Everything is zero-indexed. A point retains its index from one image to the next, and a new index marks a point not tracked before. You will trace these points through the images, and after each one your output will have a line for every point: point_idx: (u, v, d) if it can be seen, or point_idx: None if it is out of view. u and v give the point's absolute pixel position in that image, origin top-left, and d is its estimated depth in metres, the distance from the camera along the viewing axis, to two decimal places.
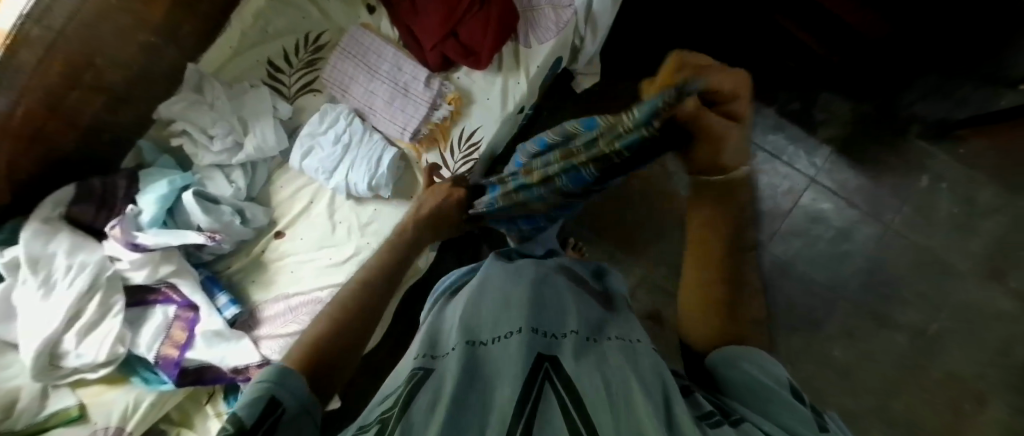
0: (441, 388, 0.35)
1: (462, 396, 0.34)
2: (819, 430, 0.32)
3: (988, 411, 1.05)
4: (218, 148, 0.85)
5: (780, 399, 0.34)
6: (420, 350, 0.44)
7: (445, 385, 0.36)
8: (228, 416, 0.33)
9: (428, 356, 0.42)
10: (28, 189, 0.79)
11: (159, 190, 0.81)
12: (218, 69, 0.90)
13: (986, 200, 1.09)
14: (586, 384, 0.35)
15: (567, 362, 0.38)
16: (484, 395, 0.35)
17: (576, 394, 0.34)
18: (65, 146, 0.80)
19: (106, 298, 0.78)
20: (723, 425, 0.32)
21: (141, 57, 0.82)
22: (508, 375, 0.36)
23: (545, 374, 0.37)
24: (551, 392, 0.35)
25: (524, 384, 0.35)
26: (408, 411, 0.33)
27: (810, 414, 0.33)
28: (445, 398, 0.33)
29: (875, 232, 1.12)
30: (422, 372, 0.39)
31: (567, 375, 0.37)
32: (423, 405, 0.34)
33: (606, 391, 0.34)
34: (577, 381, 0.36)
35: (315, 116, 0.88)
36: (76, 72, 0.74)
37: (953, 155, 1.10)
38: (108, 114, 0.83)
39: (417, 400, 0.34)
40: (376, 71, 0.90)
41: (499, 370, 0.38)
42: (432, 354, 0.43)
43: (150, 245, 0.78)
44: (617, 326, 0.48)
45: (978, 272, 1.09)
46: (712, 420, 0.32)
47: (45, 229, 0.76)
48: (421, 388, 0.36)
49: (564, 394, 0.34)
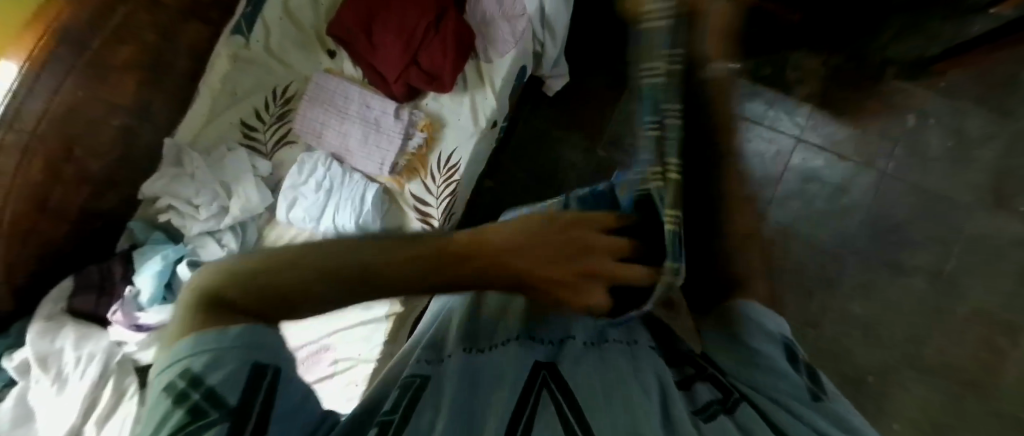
0: (439, 397, 0.34)
1: (462, 407, 0.33)
2: (815, 399, 0.35)
3: (1022, 341, 1.03)
4: (204, 216, 0.87)
5: (778, 371, 0.36)
6: (415, 353, 0.41)
7: (444, 393, 0.34)
8: (195, 391, 0.25)
9: (426, 361, 0.39)
10: (29, 288, 0.81)
11: (154, 267, 0.82)
12: (195, 138, 0.92)
13: (978, 129, 1.08)
14: (586, 391, 0.34)
15: (567, 366, 0.37)
16: (484, 406, 0.33)
17: (577, 396, 0.33)
18: (59, 240, 0.82)
19: (120, 381, 0.79)
20: (719, 417, 0.33)
21: (118, 141, 0.84)
22: (508, 384, 0.35)
23: (544, 380, 0.35)
24: (549, 398, 0.33)
25: (521, 396, 0.34)
26: (406, 422, 0.31)
27: (805, 383, 0.36)
28: (444, 412, 0.32)
29: (872, 180, 1.10)
30: (417, 379, 0.36)
31: (567, 381, 0.35)
32: (425, 416, 0.32)
33: (605, 399, 0.33)
34: (578, 389, 0.34)
35: (294, 168, 0.89)
36: (57, 168, 0.75)
37: (935, 89, 1.09)
38: (95, 202, 0.84)
39: (420, 409, 0.32)
40: (345, 112, 0.91)
41: (498, 379, 0.36)
42: (429, 357, 0.40)
43: (153, 323, 0.80)
44: None
45: (984, 202, 1.07)
46: (705, 414, 0.33)
47: (50, 326, 0.78)
48: (423, 395, 0.34)
49: (564, 399, 0.33)
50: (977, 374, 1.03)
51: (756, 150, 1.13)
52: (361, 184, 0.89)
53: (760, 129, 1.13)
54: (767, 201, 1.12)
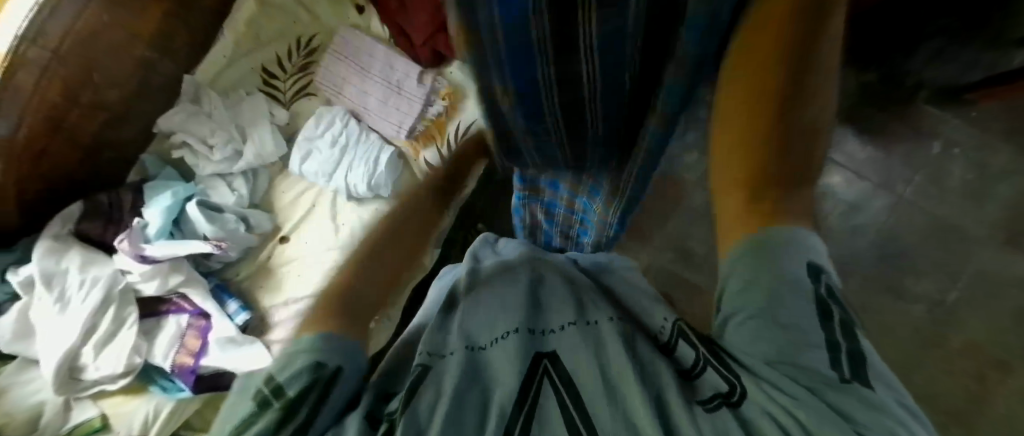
0: (442, 387, 0.35)
1: (463, 398, 0.34)
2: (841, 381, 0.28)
3: (1010, 379, 1.03)
4: (218, 157, 0.86)
5: (807, 331, 0.30)
6: (420, 349, 0.43)
7: (446, 384, 0.35)
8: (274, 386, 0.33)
9: (428, 353, 0.41)
10: (38, 209, 0.82)
11: (164, 201, 0.82)
12: (213, 79, 0.90)
13: (1001, 164, 1.06)
14: (586, 380, 0.35)
15: (566, 357, 0.38)
16: (484, 397, 0.35)
17: (575, 389, 0.34)
18: (72, 164, 0.82)
19: (120, 311, 0.80)
20: (722, 406, 0.31)
21: (139, 72, 0.83)
22: (507, 372, 0.36)
23: (544, 370, 0.37)
24: (551, 389, 0.35)
25: (523, 386, 0.35)
26: (409, 412, 0.33)
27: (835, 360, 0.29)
28: (445, 402, 0.33)
29: (885, 204, 1.09)
30: (420, 369, 0.38)
31: (569, 373, 0.36)
32: (424, 403, 0.34)
33: (604, 385, 0.34)
34: (578, 379, 0.35)
35: (312, 120, 0.88)
36: (75, 92, 0.75)
37: (963, 118, 1.08)
38: (108, 130, 0.84)
39: (417, 396, 0.34)
40: (368, 70, 0.90)
41: (499, 373, 0.37)
42: (431, 351, 0.42)
43: (158, 256, 0.80)
44: (612, 310, 0.46)
45: (995, 237, 1.06)
46: (710, 404, 0.31)
47: (57, 247, 0.78)
48: (421, 383, 0.36)
49: (563, 390, 0.34)
50: (961, 407, 1.03)
51: None
52: (376, 145, 0.88)
53: None
54: None
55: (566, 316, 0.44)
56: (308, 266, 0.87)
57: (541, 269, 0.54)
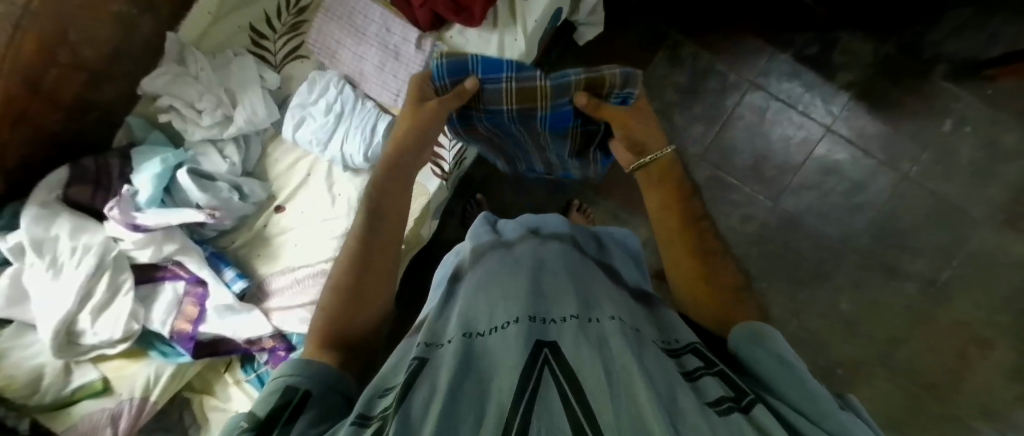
0: (438, 381, 0.34)
1: (459, 390, 0.33)
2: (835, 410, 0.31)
3: (993, 357, 1.05)
4: (207, 123, 0.82)
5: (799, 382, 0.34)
6: (419, 340, 0.43)
7: (442, 377, 0.34)
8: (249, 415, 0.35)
9: (426, 345, 0.41)
10: (23, 174, 0.79)
11: (153, 168, 0.79)
12: (198, 38, 0.86)
13: (1012, 144, 1.04)
14: (586, 369, 0.33)
15: (567, 348, 0.36)
16: (480, 396, 0.33)
17: (577, 382, 0.32)
18: (54, 127, 0.78)
19: (115, 277, 0.80)
20: (733, 414, 0.30)
21: (119, 28, 0.79)
22: (507, 367, 0.34)
23: (544, 359, 0.34)
24: (549, 378, 0.33)
25: (522, 372, 0.33)
26: (405, 406, 0.32)
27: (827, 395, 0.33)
28: (440, 395, 0.32)
29: (889, 183, 1.08)
30: (418, 362, 0.38)
31: (567, 361, 0.34)
32: (420, 397, 0.33)
33: (604, 373, 0.32)
34: (578, 369, 0.33)
35: (305, 85, 0.84)
36: (52, 50, 0.71)
37: (979, 96, 1.04)
38: (92, 89, 0.80)
39: (415, 395, 0.33)
40: (363, 33, 0.85)
41: (497, 363, 0.36)
42: (430, 342, 0.42)
43: (151, 225, 0.78)
44: (615, 305, 0.45)
45: (995, 219, 1.06)
46: (722, 408, 0.30)
47: (45, 214, 0.76)
48: (420, 377, 0.35)
49: (563, 380, 0.32)
50: (941, 382, 1.06)
51: (781, 133, 1.09)
52: (372, 114, 0.84)
53: (791, 113, 1.09)
54: (779, 188, 1.10)
55: (563, 307, 0.43)
56: (303, 235, 0.86)
57: (541, 258, 0.53)
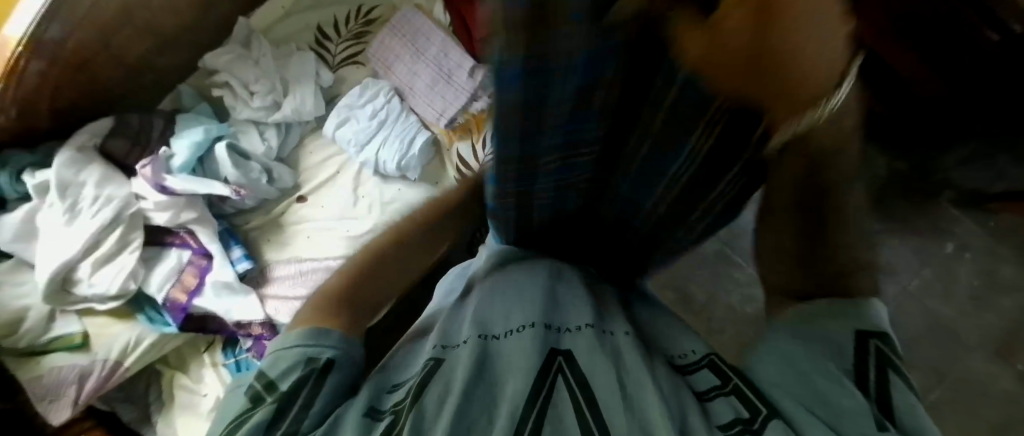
0: (453, 379, 0.34)
1: (473, 393, 0.33)
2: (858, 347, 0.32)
3: None
4: (256, 105, 0.87)
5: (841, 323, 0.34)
6: (431, 338, 0.42)
7: (457, 376, 0.34)
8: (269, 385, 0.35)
9: (441, 343, 0.40)
10: (68, 118, 0.81)
11: (194, 136, 0.83)
12: (268, 27, 0.92)
13: (1008, 277, 1.08)
14: (603, 384, 0.33)
15: (582, 358, 0.36)
16: (494, 398, 0.33)
17: (591, 392, 0.33)
18: (112, 79, 0.82)
19: (126, 234, 0.80)
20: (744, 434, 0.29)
21: (197, 4, 0.84)
22: (520, 370, 0.34)
23: (558, 369, 0.34)
24: (564, 388, 0.33)
25: (537, 378, 0.33)
26: (420, 402, 0.32)
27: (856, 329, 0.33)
28: (456, 395, 0.32)
29: (890, 292, 1.10)
30: (432, 362, 0.37)
31: (583, 371, 0.34)
32: (434, 395, 0.33)
33: (619, 391, 0.32)
34: (592, 379, 0.34)
35: (356, 89, 0.89)
36: (131, 10, 0.75)
37: (981, 226, 1.09)
38: (154, 53, 0.84)
39: (428, 394, 0.33)
40: (422, 53, 0.90)
41: (511, 362, 0.35)
42: (445, 341, 0.40)
43: (177, 189, 0.81)
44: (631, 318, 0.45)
45: (989, 349, 1.06)
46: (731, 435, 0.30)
47: (79, 158, 0.78)
48: (436, 376, 0.35)
49: (578, 392, 0.32)
50: None
51: None
52: (413, 127, 0.88)
53: None
54: None
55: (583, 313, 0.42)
56: (318, 229, 0.87)
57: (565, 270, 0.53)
